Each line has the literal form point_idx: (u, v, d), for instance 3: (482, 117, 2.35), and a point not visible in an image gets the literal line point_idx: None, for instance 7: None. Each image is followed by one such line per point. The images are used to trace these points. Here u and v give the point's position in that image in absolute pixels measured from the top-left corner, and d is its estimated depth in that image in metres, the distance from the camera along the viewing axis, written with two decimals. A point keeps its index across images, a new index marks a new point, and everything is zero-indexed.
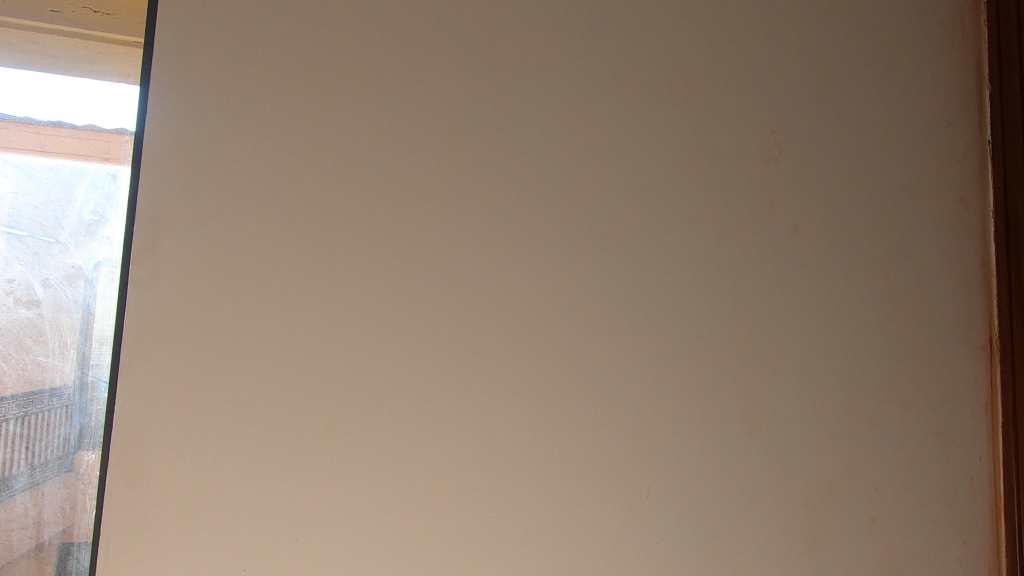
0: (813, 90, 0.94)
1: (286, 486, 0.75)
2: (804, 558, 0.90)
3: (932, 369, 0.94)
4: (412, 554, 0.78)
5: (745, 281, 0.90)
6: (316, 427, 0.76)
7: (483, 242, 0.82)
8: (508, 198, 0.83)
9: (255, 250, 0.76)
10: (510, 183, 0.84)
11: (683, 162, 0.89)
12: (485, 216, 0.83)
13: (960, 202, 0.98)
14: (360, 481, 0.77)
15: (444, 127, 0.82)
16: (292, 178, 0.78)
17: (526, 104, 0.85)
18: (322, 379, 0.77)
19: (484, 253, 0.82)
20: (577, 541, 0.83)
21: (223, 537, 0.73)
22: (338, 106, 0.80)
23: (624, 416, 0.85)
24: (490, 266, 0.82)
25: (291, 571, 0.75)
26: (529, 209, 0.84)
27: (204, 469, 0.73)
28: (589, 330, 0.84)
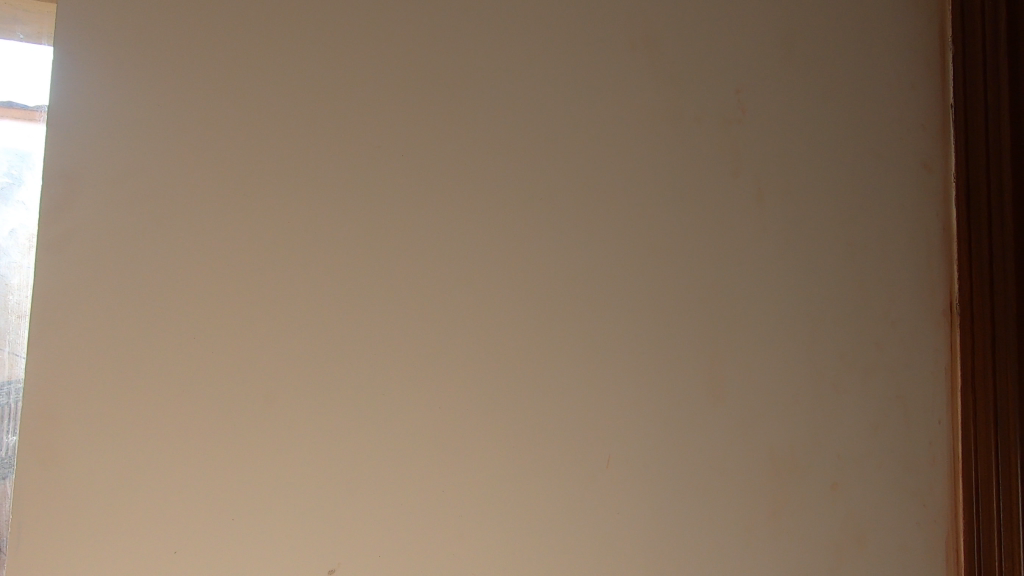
0: (775, 52, 0.91)
1: (212, 463, 0.71)
2: (764, 530, 0.86)
3: (895, 334, 0.91)
4: (344, 540, 0.74)
5: (703, 245, 0.85)
6: (247, 401, 0.72)
7: (423, 208, 0.77)
8: (450, 160, 0.78)
9: (170, 215, 0.71)
10: (453, 145, 0.78)
11: (640, 124, 0.85)
12: (425, 180, 0.78)
13: (923, 166, 0.94)
14: (291, 462, 0.73)
15: (382, 83, 0.77)
16: (211, 135, 0.73)
17: (471, 60, 0.80)
18: (250, 352, 0.72)
19: (424, 219, 0.77)
20: (523, 522, 0.79)
21: (141, 516, 0.70)
22: (265, 60, 0.74)
23: (575, 388, 0.81)
24: (430, 233, 0.77)
25: (214, 552, 0.71)
26: (473, 173, 0.79)
27: (121, 445, 0.69)
28: (536, 300, 0.80)
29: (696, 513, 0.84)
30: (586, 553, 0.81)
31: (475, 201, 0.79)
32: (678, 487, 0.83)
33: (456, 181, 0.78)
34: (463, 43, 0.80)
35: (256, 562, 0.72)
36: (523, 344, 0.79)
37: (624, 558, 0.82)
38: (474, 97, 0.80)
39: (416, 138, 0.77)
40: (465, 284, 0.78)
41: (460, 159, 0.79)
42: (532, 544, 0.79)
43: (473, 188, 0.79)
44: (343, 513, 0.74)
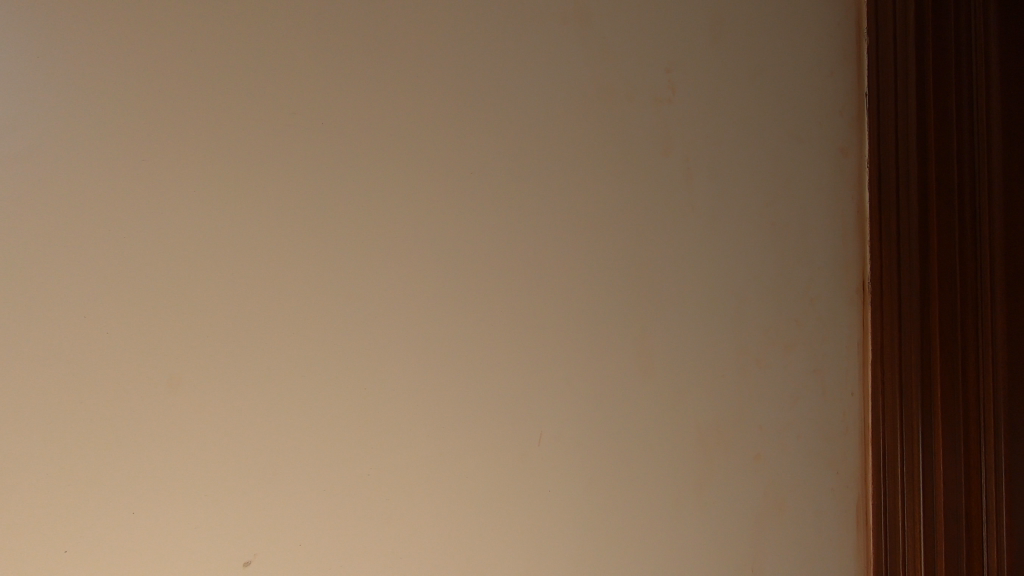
0: (704, 33, 0.93)
1: (124, 446, 0.70)
2: (691, 501, 0.88)
3: (814, 310, 0.96)
4: (273, 521, 0.73)
5: (631, 225, 0.88)
6: (157, 384, 0.71)
7: (346, 190, 0.78)
8: (372, 142, 0.79)
9: (78, 193, 0.70)
10: (377, 127, 0.79)
11: (568, 106, 0.87)
12: (346, 162, 0.78)
13: (840, 151, 0.99)
14: (203, 445, 0.72)
15: (307, 66, 0.77)
16: (118, 113, 0.71)
17: (399, 43, 0.80)
18: (166, 333, 0.71)
19: (347, 201, 0.78)
20: (450, 502, 0.79)
21: (43, 502, 0.67)
22: (181, 39, 0.73)
23: (502, 366, 0.82)
24: (352, 214, 0.78)
25: (129, 537, 0.69)
26: (397, 155, 0.80)
27: (19, 429, 0.67)
28: (463, 281, 0.81)
29: (625, 488, 0.86)
30: (515, 531, 0.81)
31: (397, 183, 0.79)
32: (607, 462, 0.85)
33: (379, 164, 0.79)
34: (389, 22, 0.80)
35: (175, 547, 0.71)
36: (448, 324, 0.80)
37: (553, 534, 0.83)
38: (398, 77, 0.80)
39: (336, 120, 0.78)
40: (389, 265, 0.78)
41: (385, 141, 0.79)
42: (459, 525, 0.79)
43: (396, 171, 0.79)
44: (260, 498, 0.73)
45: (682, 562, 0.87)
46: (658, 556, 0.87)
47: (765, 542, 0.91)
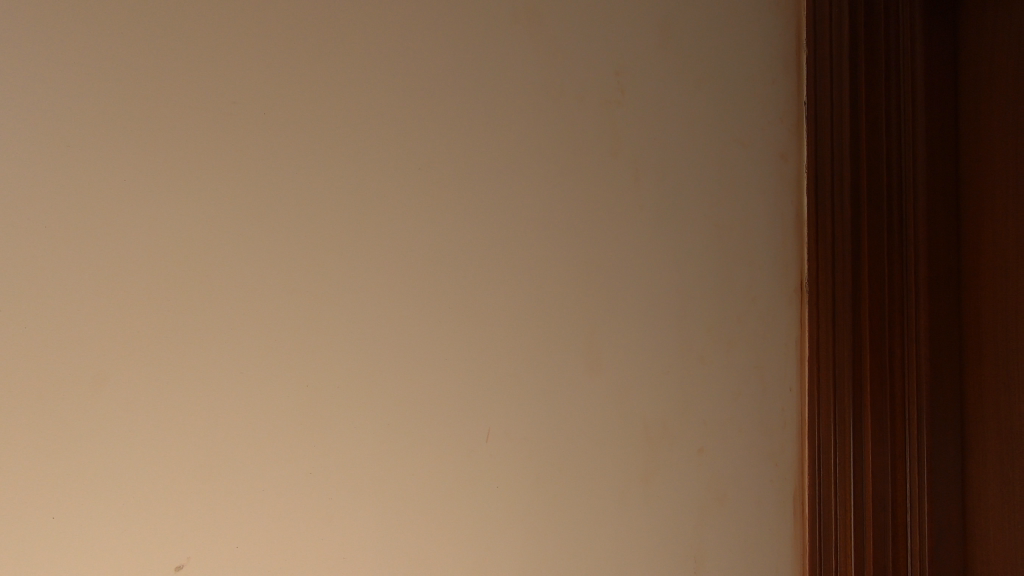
0: (652, 37, 0.95)
1: (47, 448, 0.65)
2: (637, 493, 0.90)
3: (754, 308, 1.00)
4: (213, 522, 0.71)
5: (580, 223, 0.89)
6: (85, 382, 0.67)
7: (292, 182, 0.76)
8: (320, 134, 0.77)
9: None
10: (325, 118, 0.77)
11: (519, 104, 0.87)
12: (292, 152, 0.76)
13: (780, 156, 1.04)
14: (136, 445, 0.68)
15: (249, 51, 0.74)
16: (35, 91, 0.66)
17: (347, 32, 0.78)
18: (94, 328, 0.67)
19: (293, 194, 0.75)
20: (396, 500, 0.78)
21: None
22: (108, 17, 0.68)
23: (451, 362, 0.82)
24: (298, 207, 0.76)
25: (51, 545, 0.65)
26: (346, 147, 0.78)
27: None
28: (412, 277, 0.81)
29: (573, 482, 0.87)
30: (462, 528, 0.81)
31: (345, 176, 0.78)
32: (555, 456, 0.86)
33: (326, 156, 0.77)
34: (338, 9, 0.78)
35: (105, 551, 0.67)
36: (395, 320, 0.79)
37: (501, 530, 0.83)
38: (348, 67, 0.78)
39: (283, 108, 0.75)
40: (336, 260, 0.77)
41: (333, 134, 0.78)
42: (405, 523, 0.79)
43: (344, 164, 0.78)
44: (196, 501, 0.70)
45: (626, 554, 0.89)
46: (604, 548, 0.88)
47: (707, 532, 0.94)
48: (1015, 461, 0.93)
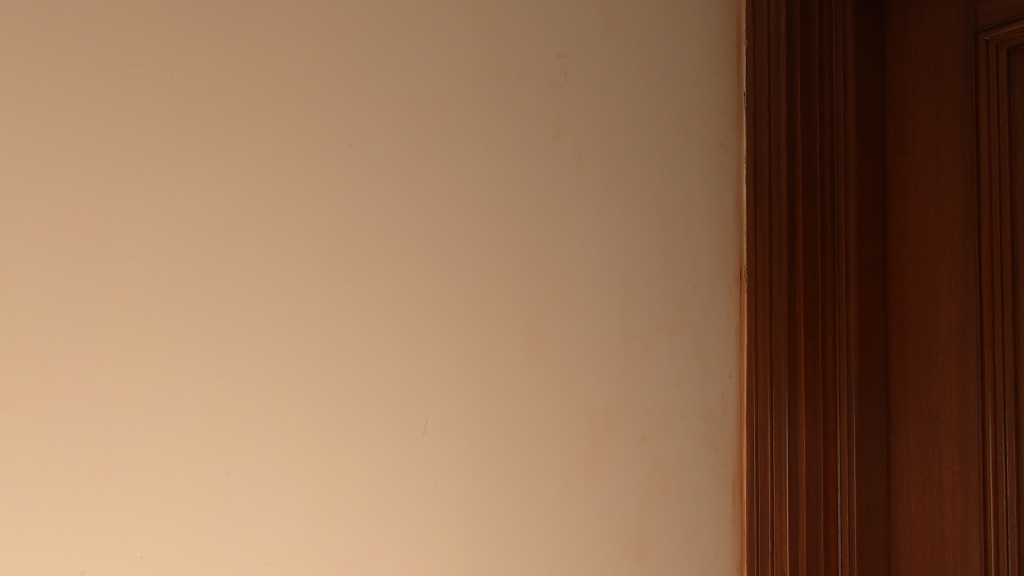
0: (596, 20, 0.94)
1: None
2: (580, 483, 0.89)
3: (696, 296, 1.00)
4: (134, 523, 0.66)
5: (524, 209, 0.87)
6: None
7: (206, 162, 0.70)
8: (239, 111, 0.72)
9: None
10: (245, 94, 0.72)
11: (459, 83, 0.84)
12: (206, 131, 0.71)
13: (721, 146, 1.05)
14: (49, 440, 0.63)
15: (170, 24, 0.69)
16: None
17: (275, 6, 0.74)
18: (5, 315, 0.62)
19: (207, 174, 0.70)
20: (327, 498, 0.74)
21: None
22: None
23: (388, 352, 0.78)
24: (212, 189, 0.71)
25: None
26: (269, 126, 0.73)
27: None
28: (345, 263, 0.76)
29: (515, 474, 0.85)
30: (399, 526, 0.78)
31: (268, 157, 0.73)
32: (496, 449, 0.84)
33: (247, 134, 0.72)
34: None
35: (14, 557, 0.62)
36: (326, 309, 0.75)
37: (440, 526, 0.80)
38: (275, 41, 0.74)
39: (195, 85, 0.70)
40: (258, 245, 0.72)
41: (253, 110, 0.73)
42: (336, 523, 0.75)
43: (268, 143, 0.73)
44: (94, 509, 0.65)
45: (569, 546, 0.88)
46: (548, 540, 0.87)
47: (650, 520, 0.94)
48: (934, 442, 0.97)
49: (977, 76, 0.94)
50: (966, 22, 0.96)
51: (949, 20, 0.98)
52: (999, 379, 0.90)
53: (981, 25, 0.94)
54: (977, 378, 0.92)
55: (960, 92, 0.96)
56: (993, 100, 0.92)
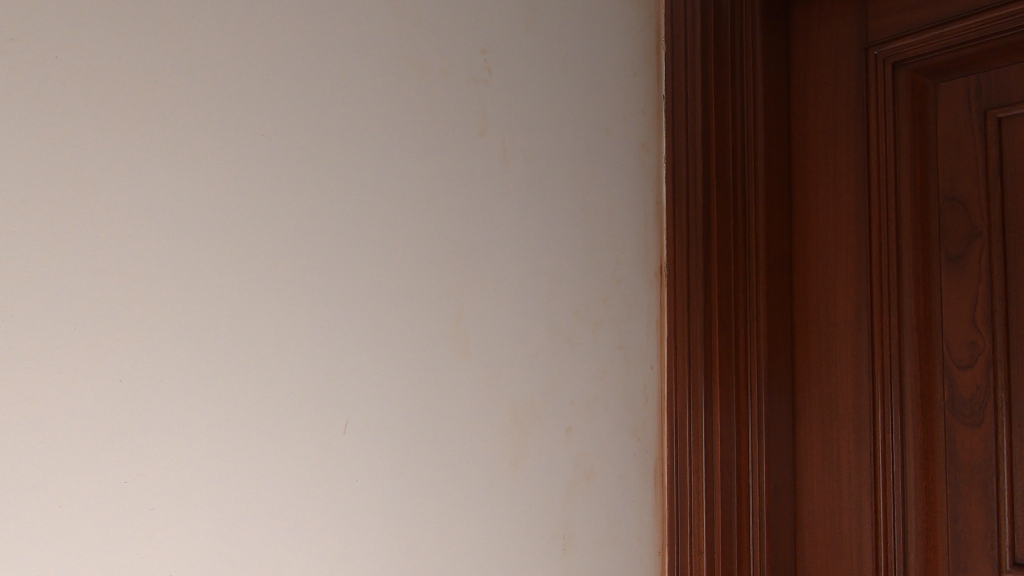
0: (521, 19, 0.95)
1: None
2: (506, 475, 0.90)
3: (618, 290, 1.04)
4: (18, 542, 0.59)
5: (448, 204, 0.87)
6: None
7: (100, 145, 0.65)
8: (139, 92, 0.67)
9: None
10: (145, 74, 0.67)
11: (381, 73, 0.82)
12: (100, 110, 0.65)
13: (642, 146, 1.10)
14: None
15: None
16: None
17: None
18: None
19: (102, 159, 0.65)
20: (239, 505, 0.70)
21: None
22: None
23: (307, 348, 0.75)
24: (108, 174, 0.65)
25: None
26: (173, 109, 0.68)
27: None
28: (259, 255, 0.73)
29: (440, 469, 0.84)
30: (319, 529, 0.75)
31: (172, 141, 0.68)
32: (421, 445, 0.83)
33: (148, 115, 0.67)
34: None
35: None
36: (239, 304, 0.71)
37: (364, 527, 0.78)
38: (178, 21, 0.69)
39: (86, 59, 0.64)
40: (163, 236, 0.67)
41: (154, 90, 0.67)
42: (251, 529, 0.71)
43: (173, 127, 0.68)
44: None
45: (495, 538, 0.89)
46: (474, 533, 0.87)
47: (575, 508, 0.97)
48: (833, 424, 1.05)
49: (868, 87, 1.03)
50: (858, 37, 1.05)
51: (844, 34, 1.06)
52: (886, 364, 0.99)
53: (871, 40, 1.03)
54: (869, 363, 1.01)
55: (854, 100, 1.05)
56: (881, 109, 1.01)
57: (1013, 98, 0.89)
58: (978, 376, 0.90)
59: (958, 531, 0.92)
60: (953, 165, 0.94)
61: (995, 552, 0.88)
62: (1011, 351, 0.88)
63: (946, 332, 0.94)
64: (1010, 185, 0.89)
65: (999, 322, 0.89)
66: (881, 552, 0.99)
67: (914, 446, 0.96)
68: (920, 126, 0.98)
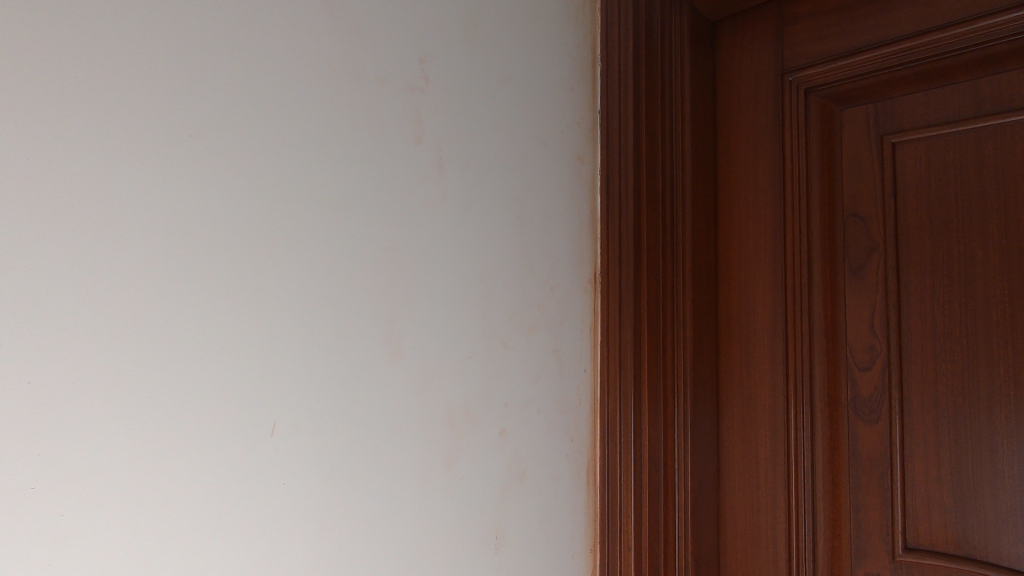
0: (461, 31, 0.98)
1: None
2: (440, 478, 0.91)
3: (552, 295, 1.08)
4: None
5: (385, 209, 0.87)
6: None
7: (11, 121, 0.58)
8: (58, 67, 0.61)
9: None
10: (67, 48, 0.61)
11: (320, 73, 0.81)
12: (10, 83, 0.58)
13: (578, 158, 1.14)
14: None
15: None
16: None
17: None
18: None
19: (11, 136, 0.58)
20: (162, 514, 0.65)
21: None
22: None
23: (236, 350, 0.71)
24: (20, 152, 0.58)
25: None
26: (96, 88, 0.63)
27: None
28: (185, 249, 0.68)
29: (374, 474, 0.83)
30: (245, 540, 0.71)
31: (92, 122, 0.62)
32: (353, 448, 0.82)
33: (67, 92, 0.61)
34: None
35: None
36: (161, 301, 0.66)
37: (290, 536, 0.75)
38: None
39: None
40: (73, 224, 0.61)
41: (72, 66, 0.61)
42: (173, 541, 0.66)
43: (92, 106, 0.62)
44: None
45: (427, 541, 0.89)
46: (407, 538, 0.87)
47: (507, 508, 0.99)
48: (753, 424, 1.12)
49: (784, 110, 1.11)
50: (775, 64, 1.13)
51: (763, 60, 1.15)
52: (799, 368, 1.06)
53: (786, 67, 1.11)
54: (784, 367, 1.08)
55: (771, 122, 1.13)
56: (794, 131, 1.09)
57: (904, 126, 0.99)
58: (876, 377, 0.99)
59: (859, 521, 1.00)
60: (854, 185, 1.04)
61: (889, 538, 0.97)
62: (904, 354, 0.96)
63: (850, 339, 1.02)
64: (903, 203, 0.99)
65: (893, 329, 0.98)
66: (793, 543, 1.06)
67: (822, 443, 1.04)
68: (828, 148, 1.07)
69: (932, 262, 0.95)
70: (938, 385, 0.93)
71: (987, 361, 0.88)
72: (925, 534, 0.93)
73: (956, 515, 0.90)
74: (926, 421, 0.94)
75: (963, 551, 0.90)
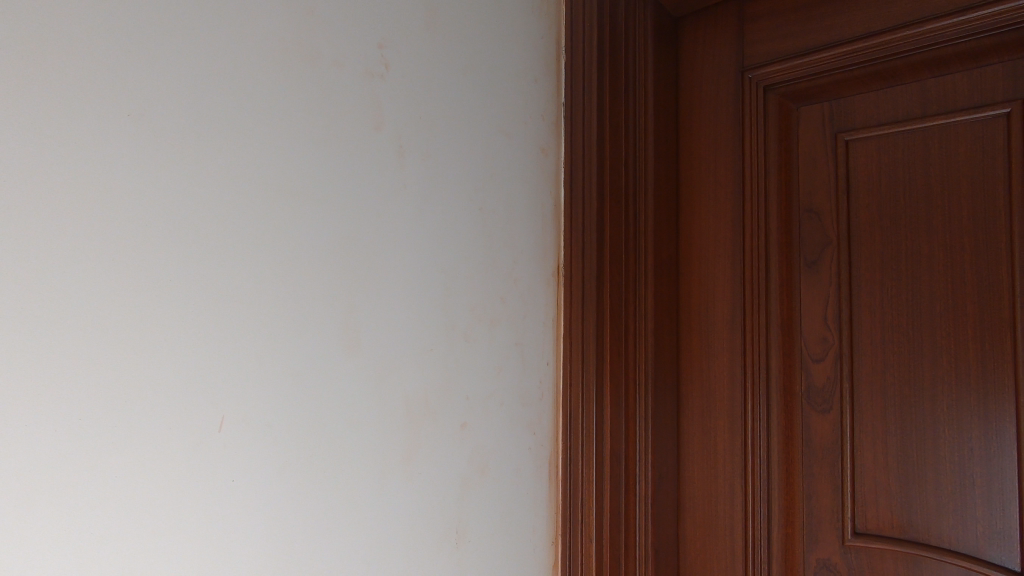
0: (423, 17, 0.95)
1: None
2: (399, 473, 0.89)
3: (514, 287, 1.07)
4: None
5: (343, 196, 0.84)
6: None
7: None
8: None
9: None
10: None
11: (276, 52, 0.77)
12: None
13: (541, 151, 1.13)
14: None
15: None
16: None
17: None
18: None
19: None
20: (104, 516, 0.60)
21: None
22: None
23: (185, 340, 0.66)
24: None
25: None
26: (30, 50, 0.57)
27: None
28: (127, 231, 0.62)
29: (330, 470, 0.81)
30: (194, 542, 0.67)
31: (25, 87, 0.56)
32: (309, 444, 0.79)
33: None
34: None
35: None
36: (103, 285, 0.60)
37: (241, 535, 0.71)
38: None
39: None
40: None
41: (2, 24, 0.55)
42: (115, 546, 0.60)
43: (26, 69, 0.56)
44: None
45: (385, 539, 0.87)
46: (363, 535, 0.84)
47: (468, 502, 0.98)
48: (711, 416, 1.14)
49: (743, 107, 1.13)
50: (735, 62, 1.15)
51: (723, 58, 1.17)
52: (755, 360, 1.09)
53: (746, 65, 1.13)
54: (741, 359, 1.10)
55: (730, 119, 1.15)
56: (753, 128, 1.11)
57: (857, 124, 1.02)
58: (828, 368, 1.02)
59: (812, 508, 1.03)
60: (808, 181, 1.06)
61: (839, 523, 1.00)
62: (855, 346, 0.99)
63: (805, 331, 1.05)
64: (855, 200, 1.01)
65: (845, 321, 1.01)
66: (749, 531, 1.08)
67: (777, 433, 1.06)
68: (785, 145, 1.09)
69: (882, 256, 0.98)
70: (886, 374, 0.96)
71: (933, 351, 0.92)
72: (873, 519, 0.97)
73: (902, 501, 0.94)
74: (875, 410, 0.97)
75: (908, 534, 0.93)
